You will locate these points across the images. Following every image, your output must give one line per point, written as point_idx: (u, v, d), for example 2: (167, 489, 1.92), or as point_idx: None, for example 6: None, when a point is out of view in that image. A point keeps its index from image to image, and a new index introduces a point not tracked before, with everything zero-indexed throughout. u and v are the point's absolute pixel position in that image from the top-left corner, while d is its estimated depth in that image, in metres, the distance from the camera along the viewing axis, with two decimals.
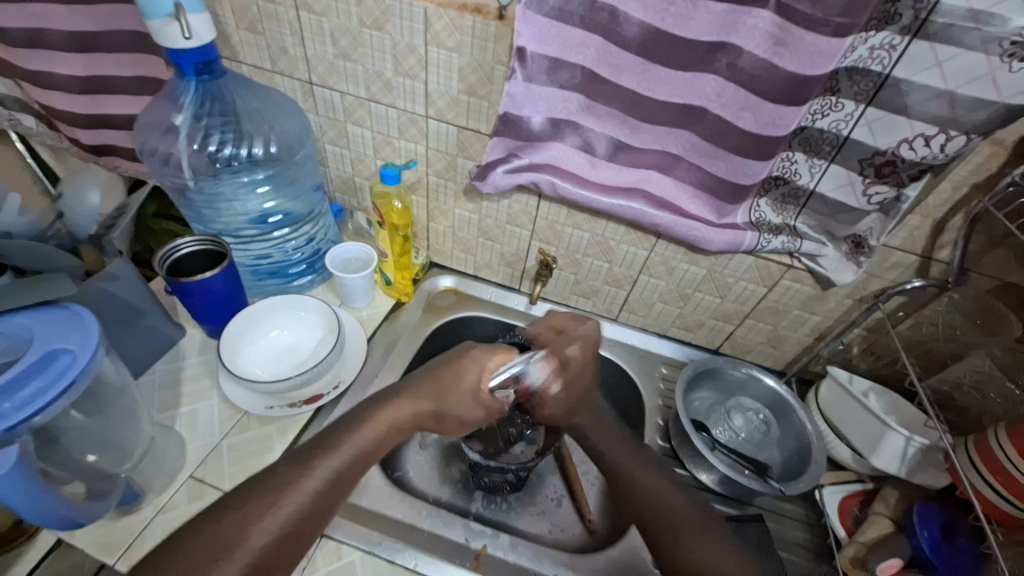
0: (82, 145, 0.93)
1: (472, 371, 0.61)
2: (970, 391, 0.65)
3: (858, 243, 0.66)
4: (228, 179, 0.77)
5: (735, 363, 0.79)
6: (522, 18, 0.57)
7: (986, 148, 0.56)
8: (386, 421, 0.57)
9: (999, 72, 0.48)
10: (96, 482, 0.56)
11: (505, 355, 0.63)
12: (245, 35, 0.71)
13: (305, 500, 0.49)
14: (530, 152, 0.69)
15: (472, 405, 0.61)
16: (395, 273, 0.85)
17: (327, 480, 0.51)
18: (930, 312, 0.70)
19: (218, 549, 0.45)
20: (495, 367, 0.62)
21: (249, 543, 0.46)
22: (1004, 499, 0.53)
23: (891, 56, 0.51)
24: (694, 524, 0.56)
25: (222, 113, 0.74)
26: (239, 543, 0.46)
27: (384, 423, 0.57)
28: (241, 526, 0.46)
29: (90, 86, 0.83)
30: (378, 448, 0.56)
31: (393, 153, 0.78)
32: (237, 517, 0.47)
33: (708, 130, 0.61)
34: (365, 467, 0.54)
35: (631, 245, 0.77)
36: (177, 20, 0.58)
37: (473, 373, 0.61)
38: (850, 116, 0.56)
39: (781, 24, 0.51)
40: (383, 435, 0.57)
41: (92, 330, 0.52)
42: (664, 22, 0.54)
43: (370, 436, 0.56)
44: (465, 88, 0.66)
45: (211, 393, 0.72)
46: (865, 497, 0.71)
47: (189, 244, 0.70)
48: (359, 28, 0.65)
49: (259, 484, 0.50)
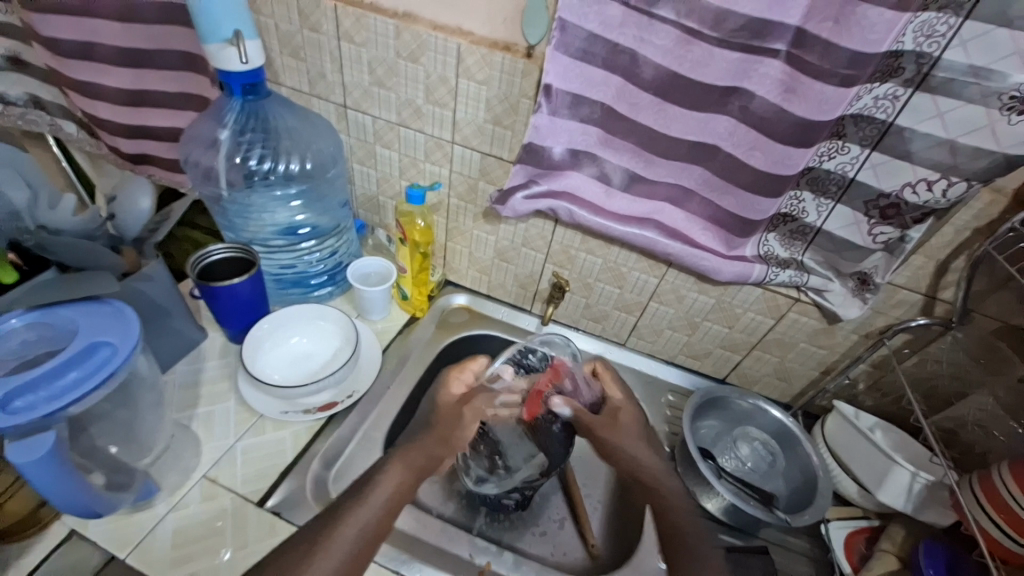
0: (121, 153, 0.99)
1: (457, 386, 0.69)
2: (974, 428, 0.66)
3: (863, 280, 0.68)
4: (261, 192, 0.81)
5: (741, 394, 0.80)
6: (550, 57, 0.61)
7: (987, 194, 0.59)
8: (401, 464, 0.59)
9: (998, 124, 0.51)
10: (115, 475, 0.58)
11: (473, 365, 0.70)
12: (288, 60, 0.76)
13: (343, 551, 0.50)
14: (549, 179, 0.73)
15: (459, 415, 0.66)
16: (412, 289, 0.88)
17: (359, 528, 0.52)
18: (935, 350, 0.71)
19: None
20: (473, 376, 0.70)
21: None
22: (1008, 538, 0.53)
23: (895, 106, 0.54)
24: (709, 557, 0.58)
25: (263, 131, 0.78)
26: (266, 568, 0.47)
27: (403, 470, 0.59)
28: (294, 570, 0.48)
29: (134, 99, 0.89)
30: (403, 497, 0.57)
31: (419, 175, 0.82)
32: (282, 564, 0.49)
33: (719, 166, 0.65)
34: (391, 517, 0.55)
35: (642, 273, 0.79)
36: (235, 46, 0.63)
37: (444, 388, 0.69)
38: (856, 159, 0.59)
39: (791, 73, 0.55)
40: (406, 484, 0.58)
41: (133, 325, 0.55)
42: (681, 67, 0.58)
43: (393, 485, 0.57)
44: (491, 117, 0.70)
45: (229, 396, 0.74)
46: (871, 534, 0.71)
47: (219, 252, 0.74)
48: (395, 60, 0.70)
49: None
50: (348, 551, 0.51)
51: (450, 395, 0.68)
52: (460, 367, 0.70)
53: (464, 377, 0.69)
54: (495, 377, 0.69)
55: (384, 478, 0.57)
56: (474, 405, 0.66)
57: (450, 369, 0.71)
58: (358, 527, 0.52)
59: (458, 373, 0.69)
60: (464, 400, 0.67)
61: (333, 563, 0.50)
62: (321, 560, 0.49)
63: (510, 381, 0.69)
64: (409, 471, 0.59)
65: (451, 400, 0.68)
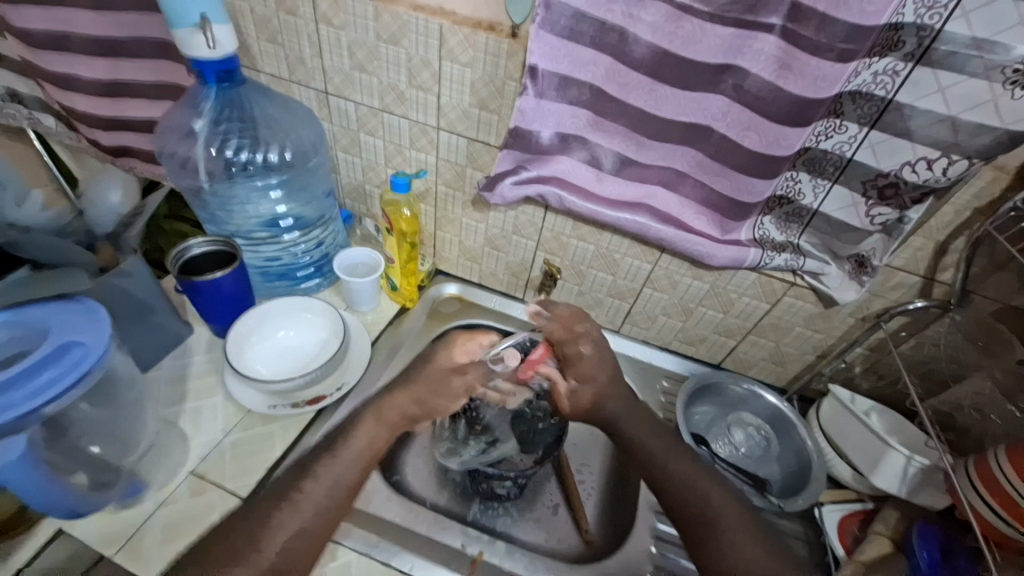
0: (101, 147, 0.96)
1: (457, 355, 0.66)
2: (971, 411, 0.64)
3: (861, 263, 0.67)
4: (243, 183, 0.79)
5: (735, 378, 0.79)
6: (535, 36, 0.58)
7: (988, 172, 0.57)
8: (375, 419, 0.58)
9: (1001, 99, 0.49)
10: (99, 475, 0.58)
11: (479, 338, 0.68)
12: (265, 45, 0.73)
13: (310, 508, 0.51)
14: (539, 165, 0.70)
15: (450, 385, 0.64)
16: (401, 279, 0.86)
17: (328, 484, 0.53)
18: (933, 332, 0.70)
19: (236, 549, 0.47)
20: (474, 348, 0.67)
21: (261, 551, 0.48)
22: (1003, 520, 0.53)
23: (894, 82, 0.52)
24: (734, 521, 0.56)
25: (240, 120, 0.76)
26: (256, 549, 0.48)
27: (377, 427, 0.58)
28: (254, 538, 0.48)
29: (111, 90, 0.85)
30: (374, 454, 0.57)
31: (404, 163, 0.80)
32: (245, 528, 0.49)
33: (713, 148, 0.62)
34: (365, 473, 0.55)
35: (635, 259, 0.78)
36: (203, 31, 0.60)
37: (446, 351, 0.66)
38: (854, 138, 0.57)
39: (787, 49, 0.52)
40: (381, 439, 0.58)
41: (106, 324, 0.53)
42: (672, 44, 0.55)
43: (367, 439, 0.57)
44: (476, 101, 0.68)
45: (217, 391, 0.73)
46: (865, 517, 0.70)
47: (201, 245, 0.72)
48: (375, 42, 0.67)
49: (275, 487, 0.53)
50: (317, 508, 0.51)
51: (448, 361, 0.65)
52: (470, 337, 0.68)
53: (471, 347, 0.67)
54: (497, 359, 0.68)
55: (354, 434, 0.57)
56: (469, 378, 0.65)
57: (457, 336, 0.69)
58: (327, 484, 0.53)
59: (464, 341, 0.67)
60: (459, 369, 0.65)
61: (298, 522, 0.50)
62: (288, 518, 0.50)
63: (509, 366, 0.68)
64: (384, 426, 0.58)
65: (446, 365, 0.65)
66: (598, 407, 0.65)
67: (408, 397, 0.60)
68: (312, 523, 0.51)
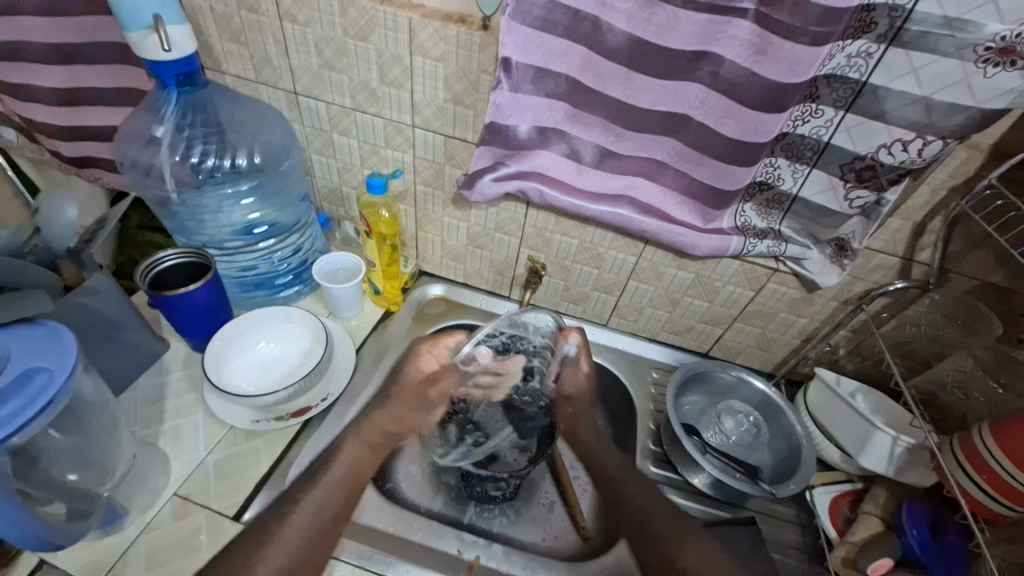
0: (63, 158, 0.92)
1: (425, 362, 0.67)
2: (954, 390, 0.66)
3: (841, 246, 0.67)
4: (212, 191, 0.76)
5: (724, 367, 0.79)
6: (506, 28, 0.57)
7: (963, 151, 0.57)
8: (359, 442, 0.62)
9: (974, 78, 0.49)
10: (75, 503, 0.55)
11: (448, 341, 0.67)
12: (229, 46, 0.71)
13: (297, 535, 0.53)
14: (517, 160, 0.69)
15: (427, 398, 0.69)
16: (384, 283, 0.84)
17: (313, 513, 0.55)
18: (913, 313, 0.71)
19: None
20: (443, 355, 0.67)
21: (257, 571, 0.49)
22: (989, 498, 0.53)
23: (868, 64, 0.52)
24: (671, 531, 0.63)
25: (205, 125, 0.73)
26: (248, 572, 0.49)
27: (361, 447, 0.62)
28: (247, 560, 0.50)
29: (69, 98, 0.82)
30: (357, 478, 0.59)
31: (380, 163, 0.78)
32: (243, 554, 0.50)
33: (692, 137, 0.62)
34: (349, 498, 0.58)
35: (619, 252, 0.77)
36: (157, 32, 0.58)
37: (413, 362, 0.67)
38: (830, 122, 0.57)
39: (761, 34, 0.52)
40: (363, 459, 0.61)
41: (72, 348, 0.52)
42: (647, 32, 0.55)
43: (349, 465, 0.60)
44: (451, 97, 0.66)
45: (196, 408, 0.70)
46: (854, 497, 0.71)
47: (171, 257, 0.69)
48: (343, 39, 0.65)
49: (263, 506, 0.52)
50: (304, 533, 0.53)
51: (419, 371, 0.67)
52: (434, 341, 0.67)
53: (437, 352, 0.67)
54: (470, 360, 0.64)
55: (339, 459, 0.59)
56: (441, 387, 0.68)
57: (422, 342, 0.68)
58: (311, 512, 0.55)
59: (431, 347, 0.67)
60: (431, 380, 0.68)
61: (290, 551, 0.51)
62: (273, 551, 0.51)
63: (485, 365, 0.64)
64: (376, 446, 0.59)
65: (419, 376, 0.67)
66: (574, 432, 0.76)
67: (388, 415, 0.66)
68: (297, 553, 0.52)
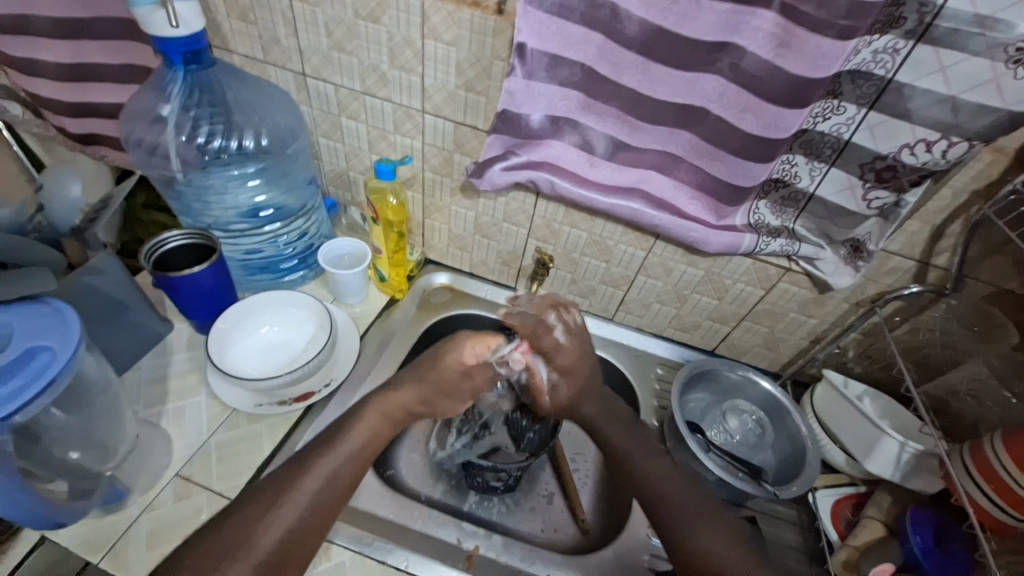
0: (69, 135, 0.91)
1: (466, 356, 0.64)
2: (967, 398, 0.65)
3: (856, 248, 0.66)
4: (219, 172, 0.75)
5: (731, 365, 0.78)
6: (522, 13, 0.55)
7: (988, 154, 0.56)
8: (377, 414, 0.59)
9: (1004, 79, 0.47)
10: (78, 481, 0.56)
11: (489, 339, 0.65)
12: (237, 24, 0.69)
13: (306, 499, 0.50)
14: (529, 149, 0.68)
15: (459, 389, 0.64)
16: (390, 270, 0.84)
17: (325, 478, 0.52)
18: (927, 318, 0.70)
19: (220, 552, 0.46)
20: (478, 351, 0.64)
21: (253, 548, 0.46)
22: (998, 508, 0.53)
23: (894, 60, 0.51)
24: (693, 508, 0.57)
25: (211, 104, 0.72)
26: (250, 544, 0.46)
27: (380, 420, 0.59)
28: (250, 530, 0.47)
29: (77, 74, 0.80)
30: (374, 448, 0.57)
31: (389, 148, 0.77)
32: (245, 519, 0.48)
33: (709, 130, 0.60)
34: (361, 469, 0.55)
35: (629, 246, 0.76)
36: (164, 8, 0.56)
37: (454, 353, 0.63)
38: (852, 119, 0.56)
39: (785, 26, 0.50)
40: (382, 433, 0.59)
41: (74, 327, 0.51)
42: (667, 21, 0.53)
43: (367, 434, 0.57)
44: (462, 83, 0.65)
45: (199, 390, 0.70)
46: (857, 500, 0.71)
47: (176, 238, 0.69)
48: (354, 20, 0.64)
49: (264, 487, 0.52)
50: (312, 500, 0.50)
51: (458, 363, 0.63)
52: (478, 339, 0.65)
53: (478, 349, 0.64)
54: (502, 362, 0.66)
55: (353, 429, 0.57)
56: (475, 381, 0.65)
57: (466, 335, 0.65)
58: (323, 477, 0.52)
59: (472, 343, 0.64)
60: (467, 373, 0.64)
61: (294, 517, 0.49)
62: (283, 511, 0.49)
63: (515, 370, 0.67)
64: None
65: (455, 368, 0.63)
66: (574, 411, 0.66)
67: (413, 394, 0.61)
68: (306, 516, 0.50)
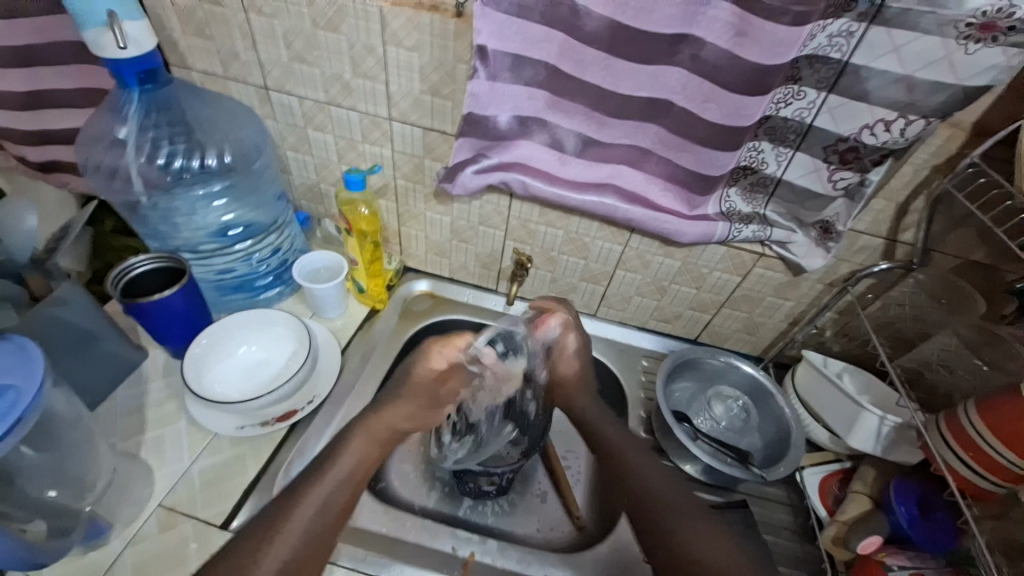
0: (29, 164, 0.87)
1: (437, 360, 0.62)
2: (939, 368, 0.67)
3: (826, 229, 0.67)
4: (183, 194, 0.74)
5: (712, 353, 0.79)
6: (481, 15, 0.55)
7: (945, 130, 0.57)
8: (370, 437, 0.57)
9: (956, 54, 0.49)
10: (57, 520, 0.54)
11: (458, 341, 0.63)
12: (193, 40, 0.68)
13: (298, 534, 0.48)
14: (499, 151, 0.68)
15: (436, 395, 0.62)
16: (367, 281, 0.82)
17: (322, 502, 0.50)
18: (897, 294, 0.72)
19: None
20: (448, 355, 0.62)
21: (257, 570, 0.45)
22: (975, 473, 0.54)
23: (849, 44, 0.52)
24: (692, 511, 0.54)
25: (170, 124, 0.71)
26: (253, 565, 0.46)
27: (369, 442, 0.57)
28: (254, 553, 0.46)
29: (31, 100, 0.78)
30: (365, 469, 0.55)
31: (358, 158, 0.76)
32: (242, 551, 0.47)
33: (674, 122, 0.61)
34: (355, 494, 0.53)
35: (605, 241, 0.76)
36: (112, 29, 0.55)
37: (423, 361, 0.61)
38: (813, 104, 0.57)
39: (740, 15, 0.51)
40: (371, 456, 0.56)
41: (38, 363, 0.50)
42: (626, 15, 0.53)
43: (356, 457, 0.55)
44: (427, 88, 0.64)
45: (178, 417, 0.69)
46: (843, 476, 0.73)
47: (143, 263, 0.67)
48: (313, 30, 0.63)
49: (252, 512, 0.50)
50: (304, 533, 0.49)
51: (429, 370, 0.61)
52: (445, 341, 0.62)
53: (448, 352, 0.62)
54: (473, 359, 0.62)
55: (343, 454, 0.54)
56: (452, 385, 0.63)
57: (433, 339, 0.63)
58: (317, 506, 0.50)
59: (442, 346, 0.62)
60: (441, 379, 0.62)
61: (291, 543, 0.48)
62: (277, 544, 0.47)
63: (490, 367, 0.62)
64: (374, 444, 0.57)
65: (428, 375, 0.61)
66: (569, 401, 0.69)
67: (400, 411, 0.60)
68: (302, 546, 0.48)
